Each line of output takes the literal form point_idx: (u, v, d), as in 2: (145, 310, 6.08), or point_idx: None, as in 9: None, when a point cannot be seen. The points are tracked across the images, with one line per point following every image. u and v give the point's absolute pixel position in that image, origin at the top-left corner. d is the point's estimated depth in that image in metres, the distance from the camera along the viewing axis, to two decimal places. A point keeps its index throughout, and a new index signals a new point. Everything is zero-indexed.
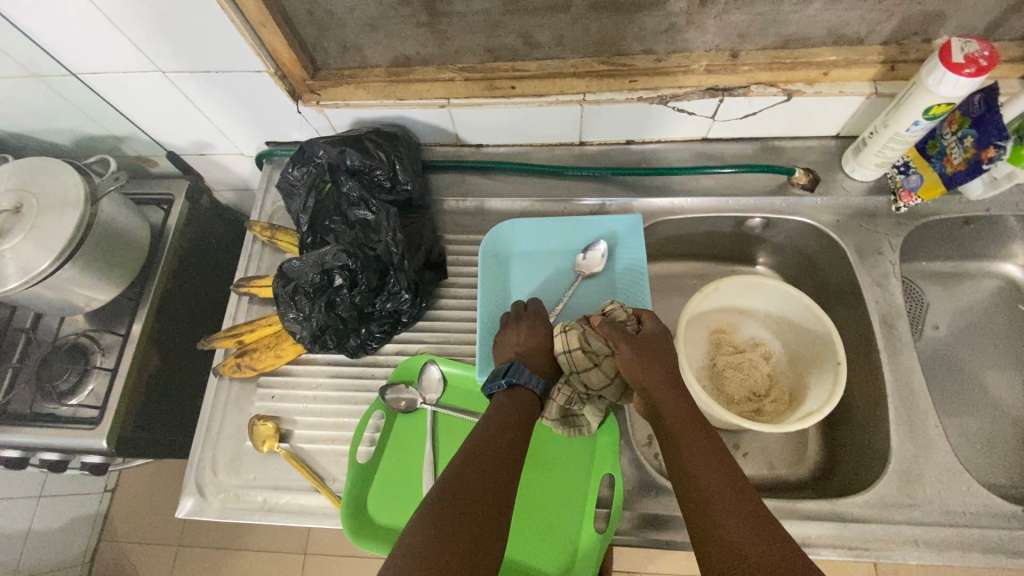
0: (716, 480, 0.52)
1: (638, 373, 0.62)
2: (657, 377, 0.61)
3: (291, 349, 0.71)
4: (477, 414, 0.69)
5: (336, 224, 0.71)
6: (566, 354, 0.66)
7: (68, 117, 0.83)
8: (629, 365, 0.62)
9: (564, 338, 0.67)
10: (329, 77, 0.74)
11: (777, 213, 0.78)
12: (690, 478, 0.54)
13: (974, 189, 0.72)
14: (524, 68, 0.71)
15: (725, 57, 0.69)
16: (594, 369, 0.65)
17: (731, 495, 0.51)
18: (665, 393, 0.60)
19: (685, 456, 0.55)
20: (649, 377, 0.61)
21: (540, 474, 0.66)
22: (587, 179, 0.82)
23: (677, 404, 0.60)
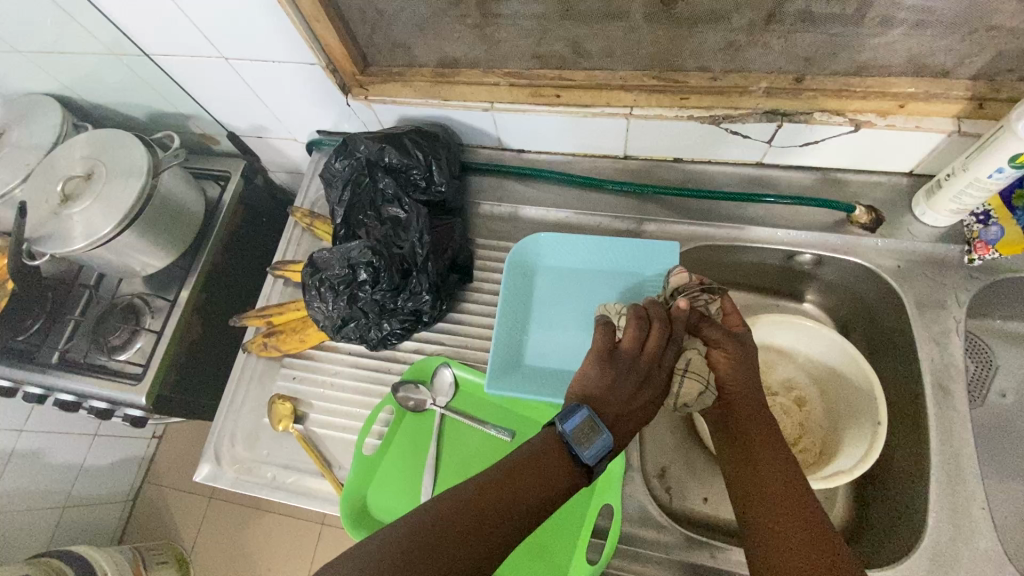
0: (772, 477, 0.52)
1: (733, 376, 0.58)
2: (744, 384, 0.57)
3: (315, 335, 0.73)
4: (485, 422, 0.68)
5: (368, 219, 0.72)
6: (704, 392, 0.56)
7: (143, 93, 0.89)
8: (731, 369, 0.58)
9: (688, 378, 0.56)
10: (378, 73, 0.75)
11: (830, 250, 0.72)
12: (756, 489, 0.52)
13: None
14: (570, 77, 0.70)
15: (789, 79, 0.64)
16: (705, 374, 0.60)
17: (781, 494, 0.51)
18: (744, 398, 0.57)
19: (755, 465, 0.54)
20: (738, 383, 0.58)
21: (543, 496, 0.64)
22: (624, 196, 0.79)
23: (755, 413, 0.57)
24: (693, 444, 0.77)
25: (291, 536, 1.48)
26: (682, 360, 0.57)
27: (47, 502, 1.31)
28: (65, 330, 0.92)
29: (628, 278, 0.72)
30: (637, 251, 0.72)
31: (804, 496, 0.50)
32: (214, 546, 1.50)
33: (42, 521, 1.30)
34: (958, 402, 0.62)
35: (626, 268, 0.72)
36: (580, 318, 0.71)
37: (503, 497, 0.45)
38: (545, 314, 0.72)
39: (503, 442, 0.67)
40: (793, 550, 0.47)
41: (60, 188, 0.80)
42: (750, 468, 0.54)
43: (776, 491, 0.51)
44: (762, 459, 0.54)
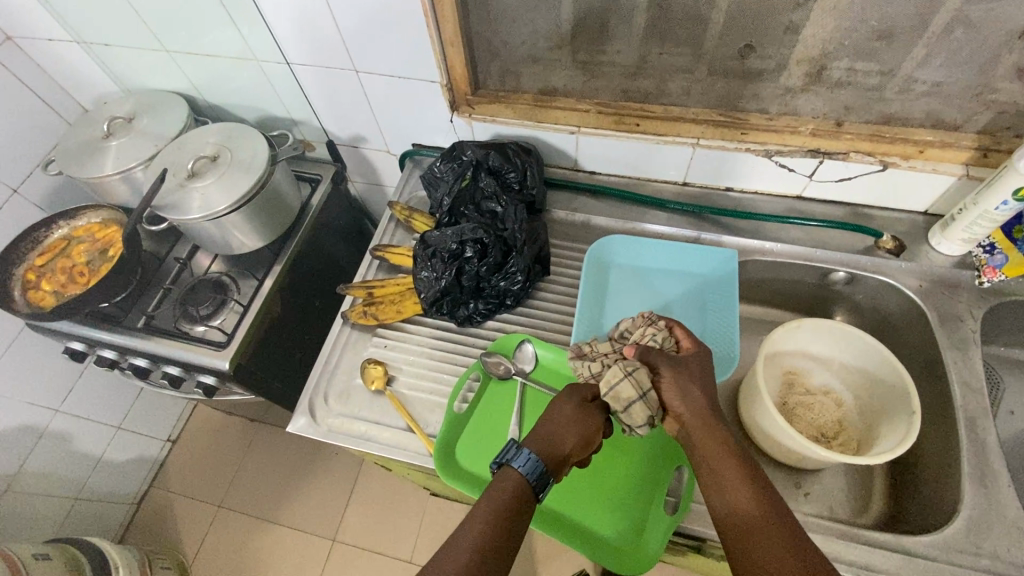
0: (749, 498, 0.52)
1: (677, 398, 0.60)
2: (695, 404, 0.59)
3: (411, 307, 0.82)
4: None
5: (470, 211, 0.84)
6: (637, 399, 0.60)
7: (264, 97, 1.03)
8: (671, 388, 0.61)
9: (631, 380, 0.61)
10: (485, 94, 0.89)
11: (861, 270, 0.84)
12: (733, 514, 0.52)
13: None
14: (650, 109, 0.83)
15: (830, 124, 0.79)
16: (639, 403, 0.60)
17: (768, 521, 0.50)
18: (701, 420, 0.58)
19: (725, 483, 0.54)
20: (687, 403, 0.60)
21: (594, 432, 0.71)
22: (684, 215, 0.91)
23: (715, 432, 0.57)
24: (739, 438, 0.85)
25: (300, 551, 1.45)
26: (630, 363, 0.62)
27: (62, 489, 1.29)
28: (155, 298, 0.99)
29: (692, 279, 0.83)
30: (700, 256, 0.83)
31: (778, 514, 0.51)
32: (218, 557, 1.45)
33: (53, 509, 1.27)
34: (982, 399, 0.72)
35: (690, 271, 0.84)
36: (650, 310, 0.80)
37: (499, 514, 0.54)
38: (618, 306, 0.81)
39: None
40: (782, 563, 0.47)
41: (189, 165, 0.90)
42: (726, 497, 0.53)
43: (748, 505, 0.52)
44: (735, 487, 0.53)
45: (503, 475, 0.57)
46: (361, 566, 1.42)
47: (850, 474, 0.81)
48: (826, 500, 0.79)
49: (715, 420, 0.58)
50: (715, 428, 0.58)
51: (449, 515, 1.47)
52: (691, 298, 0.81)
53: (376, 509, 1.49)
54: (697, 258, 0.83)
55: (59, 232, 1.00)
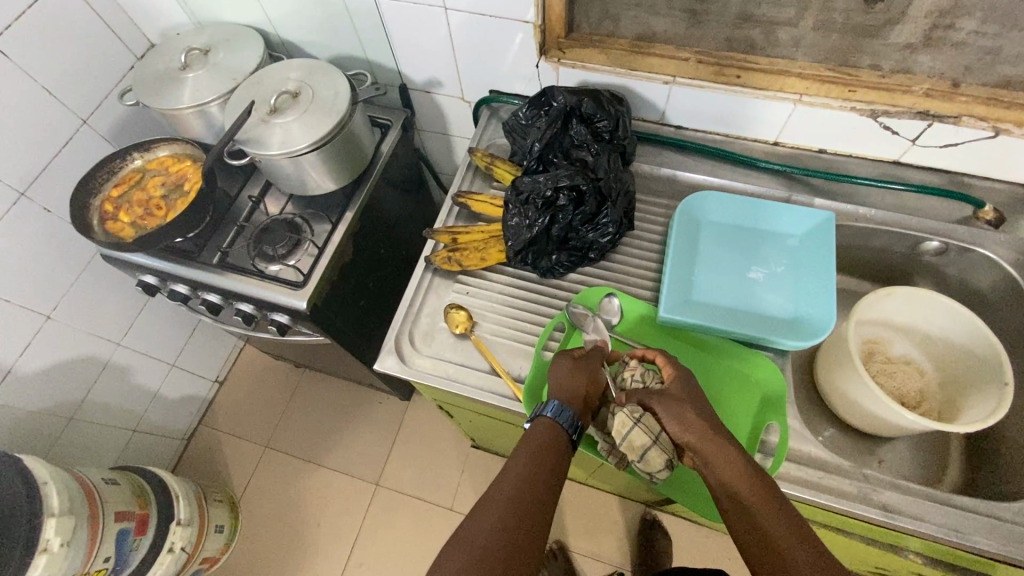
0: (753, 493, 0.54)
1: (677, 428, 0.59)
2: (693, 420, 0.58)
3: (496, 255, 0.81)
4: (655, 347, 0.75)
5: (559, 159, 0.82)
6: (651, 446, 0.59)
7: (340, 34, 1.00)
8: (670, 421, 0.59)
9: (640, 427, 0.60)
10: (578, 39, 0.86)
11: (958, 241, 0.82)
12: (738, 510, 0.54)
13: None
14: (753, 61, 0.80)
15: (947, 84, 0.76)
16: (655, 448, 0.60)
17: (772, 510, 0.53)
18: (702, 438, 0.57)
19: (725, 480, 0.55)
20: (686, 422, 0.58)
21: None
22: (773, 176, 0.89)
23: (722, 451, 0.56)
24: (815, 402, 0.85)
25: (344, 494, 1.49)
26: (635, 409, 0.61)
27: (122, 421, 1.33)
28: (228, 236, 0.99)
29: (783, 241, 0.82)
30: (794, 216, 0.81)
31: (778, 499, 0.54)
32: (266, 495, 1.50)
33: (114, 438, 1.31)
34: None
35: (781, 232, 0.82)
36: (738, 272, 0.80)
37: (542, 453, 0.60)
38: (705, 267, 0.81)
39: None
40: (794, 549, 0.50)
41: (272, 100, 0.89)
42: (751, 517, 0.53)
43: (752, 498, 0.53)
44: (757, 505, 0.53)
45: (537, 426, 0.62)
46: (403, 511, 1.46)
47: (925, 444, 0.81)
48: (902, 468, 0.80)
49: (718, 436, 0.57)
50: (727, 451, 0.56)
51: (490, 467, 1.51)
52: (780, 261, 0.80)
53: (419, 458, 1.53)
54: (788, 218, 0.81)
55: (136, 163, 1.00)
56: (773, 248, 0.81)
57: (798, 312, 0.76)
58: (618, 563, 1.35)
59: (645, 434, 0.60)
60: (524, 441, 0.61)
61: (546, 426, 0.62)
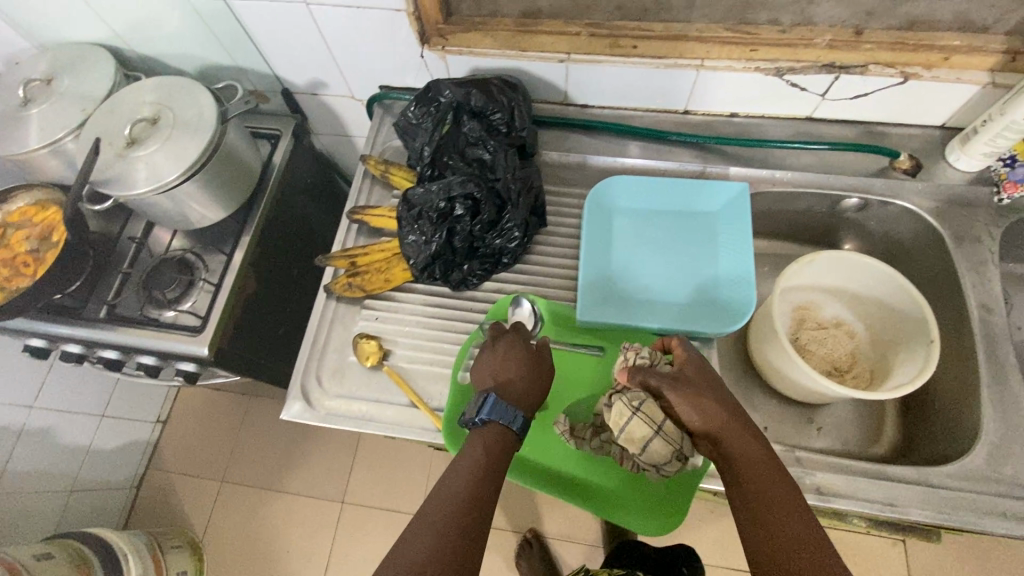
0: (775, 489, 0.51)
1: (698, 421, 0.55)
2: (720, 411, 0.55)
3: (400, 274, 0.75)
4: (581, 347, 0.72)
5: (454, 161, 0.75)
6: (654, 436, 0.57)
7: (199, 41, 0.89)
8: (691, 412, 0.55)
9: (640, 417, 0.57)
10: (459, 23, 0.78)
11: (876, 195, 0.79)
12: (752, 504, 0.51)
13: None
14: (649, 29, 0.74)
15: (849, 33, 0.71)
16: (658, 438, 0.57)
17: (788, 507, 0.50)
18: (728, 428, 0.54)
19: (743, 474, 0.52)
20: (713, 415, 0.54)
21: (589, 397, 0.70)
22: (686, 147, 0.84)
23: (747, 444, 0.54)
24: (752, 378, 0.82)
25: (310, 516, 1.45)
26: (636, 398, 0.58)
27: (54, 485, 1.25)
28: (113, 285, 0.89)
29: (699, 220, 0.78)
30: (713, 191, 0.77)
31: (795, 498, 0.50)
32: (229, 530, 1.45)
33: (48, 505, 1.24)
34: (1000, 322, 0.70)
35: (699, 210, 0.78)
36: (655, 261, 0.76)
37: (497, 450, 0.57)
38: (621, 259, 0.77)
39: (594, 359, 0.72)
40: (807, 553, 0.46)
41: (126, 131, 0.78)
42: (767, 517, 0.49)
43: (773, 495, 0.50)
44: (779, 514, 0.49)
45: (489, 430, 0.58)
46: (372, 523, 1.43)
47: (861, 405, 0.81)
48: (840, 433, 0.79)
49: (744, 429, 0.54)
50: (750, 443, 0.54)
51: None
52: (699, 241, 0.77)
53: (382, 468, 1.49)
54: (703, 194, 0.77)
55: None
56: (691, 229, 0.78)
57: (714, 295, 0.74)
58: (590, 540, 1.36)
59: (641, 423, 0.57)
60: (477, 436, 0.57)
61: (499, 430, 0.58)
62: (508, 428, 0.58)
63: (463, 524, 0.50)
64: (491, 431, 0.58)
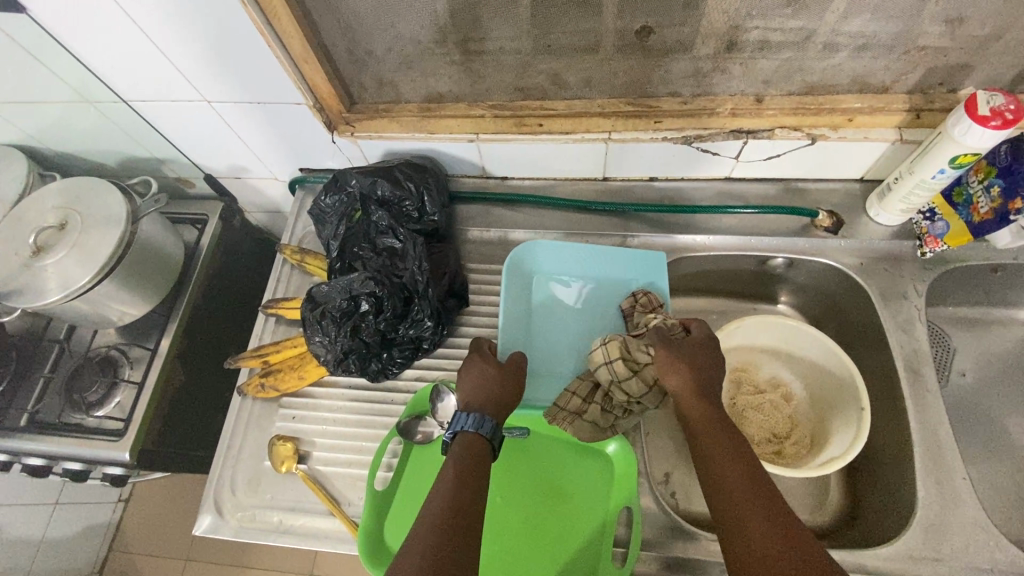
0: (737, 477, 0.51)
1: (675, 381, 0.59)
2: (691, 381, 0.59)
3: (314, 371, 0.72)
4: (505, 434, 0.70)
5: (364, 251, 0.72)
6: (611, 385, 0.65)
7: (114, 137, 0.88)
8: (670, 376, 0.60)
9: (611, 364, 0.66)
10: (364, 110, 0.77)
11: (799, 254, 0.78)
12: (719, 491, 0.51)
13: (1003, 238, 0.71)
14: (552, 106, 0.73)
15: (750, 100, 0.70)
16: (622, 386, 0.64)
17: (754, 496, 0.50)
18: (695, 402, 0.57)
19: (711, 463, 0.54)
20: (685, 382, 0.59)
21: (505, 489, 0.68)
22: (607, 215, 0.83)
23: (709, 413, 0.57)
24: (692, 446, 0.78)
25: None
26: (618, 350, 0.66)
27: None
28: (35, 390, 0.87)
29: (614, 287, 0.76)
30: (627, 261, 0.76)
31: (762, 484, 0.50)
32: None
33: None
34: (929, 383, 0.69)
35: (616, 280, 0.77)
36: (575, 335, 0.74)
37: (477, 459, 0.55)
38: (541, 335, 0.74)
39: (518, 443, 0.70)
40: (767, 540, 0.46)
41: (32, 240, 0.77)
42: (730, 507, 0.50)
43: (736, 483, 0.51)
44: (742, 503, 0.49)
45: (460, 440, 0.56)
46: None
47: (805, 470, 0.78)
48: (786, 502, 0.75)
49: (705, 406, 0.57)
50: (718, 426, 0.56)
51: None
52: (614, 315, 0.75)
53: None
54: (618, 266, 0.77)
55: None
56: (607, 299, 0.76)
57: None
58: None
59: (615, 367, 0.65)
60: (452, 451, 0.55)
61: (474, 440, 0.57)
62: (475, 435, 0.57)
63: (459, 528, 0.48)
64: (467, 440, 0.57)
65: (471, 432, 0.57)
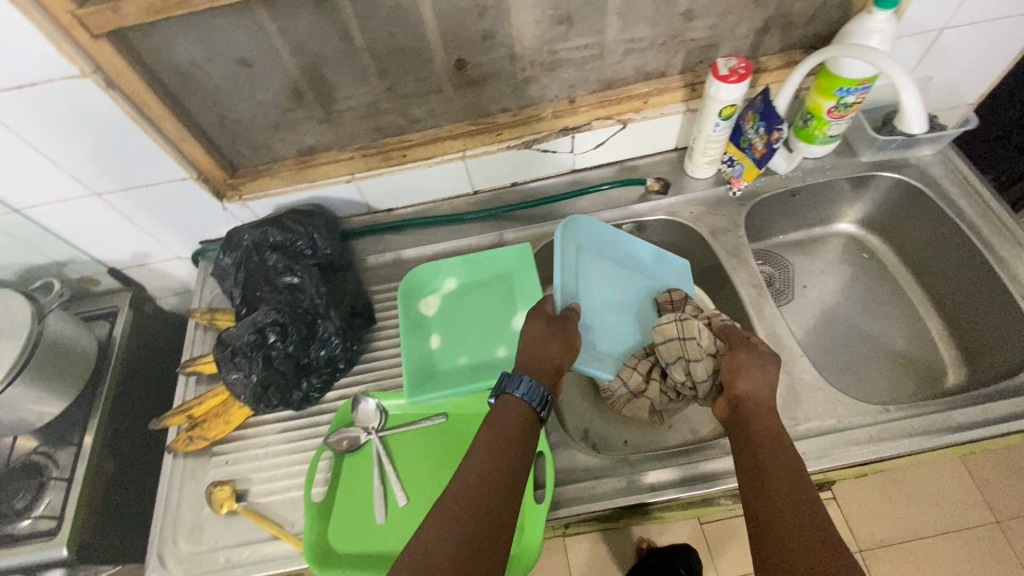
0: (785, 478, 0.56)
1: (739, 380, 0.67)
2: (758, 390, 0.65)
3: (238, 413, 0.78)
4: (424, 421, 0.76)
5: (265, 292, 0.80)
6: (690, 362, 0.73)
7: (12, 249, 0.92)
8: (726, 369, 0.69)
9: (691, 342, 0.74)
10: (247, 174, 0.87)
11: (644, 216, 0.93)
12: (763, 487, 0.56)
13: (780, 164, 0.90)
14: (409, 139, 0.86)
15: (565, 102, 0.86)
16: (699, 363, 0.73)
17: (795, 497, 0.54)
18: (760, 408, 0.64)
19: (760, 464, 0.58)
20: (752, 388, 0.66)
21: (434, 468, 0.73)
22: (483, 220, 0.95)
23: (767, 417, 0.63)
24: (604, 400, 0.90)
25: None
26: (693, 330, 0.74)
27: None
28: None
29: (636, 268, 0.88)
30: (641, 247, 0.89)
31: (804, 492, 0.54)
32: None
33: None
34: (762, 294, 0.83)
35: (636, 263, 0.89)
36: (593, 300, 0.84)
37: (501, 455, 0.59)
38: (587, 281, 0.84)
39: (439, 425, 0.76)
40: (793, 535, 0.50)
41: None
42: (768, 498, 0.55)
43: (779, 484, 0.55)
44: (780, 498, 0.54)
45: (507, 404, 0.65)
46: None
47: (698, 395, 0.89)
48: (688, 423, 0.85)
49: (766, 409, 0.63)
50: (774, 437, 0.60)
51: None
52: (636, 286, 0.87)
53: None
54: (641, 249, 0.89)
55: None
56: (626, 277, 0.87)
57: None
58: None
59: (687, 345, 0.74)
60: (489, 423, 0.63)
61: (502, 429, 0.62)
62: (524, 404, 0.64)
63: (474, 521, 0.53)
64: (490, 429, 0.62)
65: (519, 398, 0.65)
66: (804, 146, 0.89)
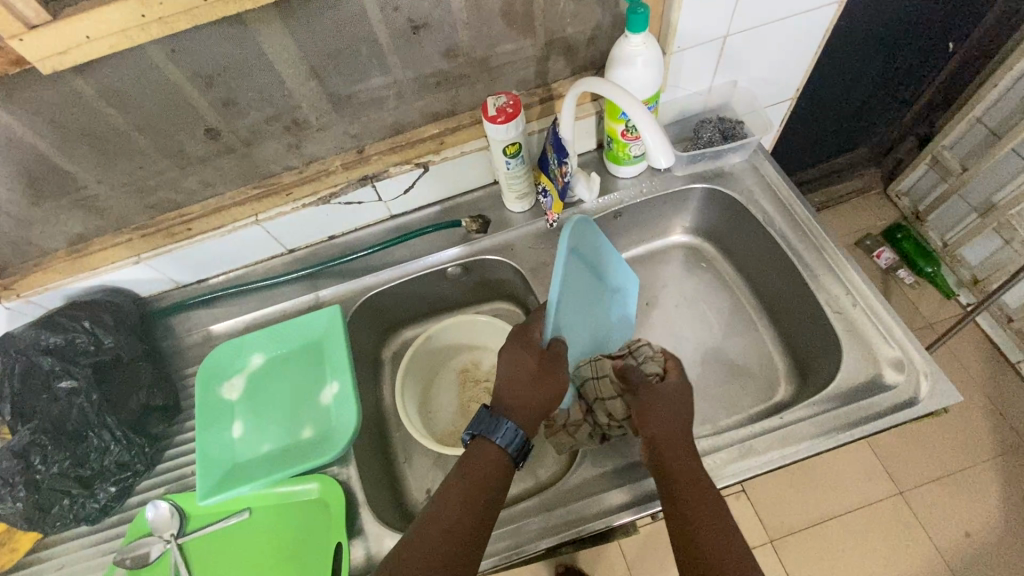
0: (714, 536, 0.54)
1: (644, 421, 0.65)
2: (666, 431, 0.63)
3: (26, 538, 0.73)
4: (224, 519, 0.72)
5: (38, 402, 0.71)
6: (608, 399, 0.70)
7: None
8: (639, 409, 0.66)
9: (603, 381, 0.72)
10: (15, 272, 0.79)
11: (465, 258, 0.88)
12: (693, 549, 0.54)
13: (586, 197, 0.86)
14: (189, 212, 0.80)
15: (353, 153, 0.81)
16: (617, 402, 0.70)
17: (727, 558, 0.52)
18: (675, 451, 0.61)
19: (687, 522, 0.56)
20: (660, 429, 0.63)
21: (233, 571, 0.69)
22: (297, 281, 0.89)
23: (683, 459, 0.61)
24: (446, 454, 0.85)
25: None
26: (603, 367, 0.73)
27: None
28: None
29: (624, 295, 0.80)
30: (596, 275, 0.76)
31: (734, 548, 0.53)
32: None
33: None
34: None
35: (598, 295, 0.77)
36: None
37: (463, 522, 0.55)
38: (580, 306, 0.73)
39: (243, 522, 0.72)
40: None
41: None
42: (704, 563, 0.53)
43: (711, 543, 0.54)
44: (716, 561, 0.52)
45: (484, 450, 0.60)
46: None
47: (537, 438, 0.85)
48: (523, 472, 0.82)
49: (685, 446, 0.62)
50: (698, 484, 0.59)
51: None
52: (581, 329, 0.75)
53: None
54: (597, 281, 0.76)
55: None
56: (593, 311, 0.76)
57: (346, 391, 0.77)
58: None
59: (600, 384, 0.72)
60: (462, 466, 0.60)
61: (468, 488, 0.57)
62: (503, 450, 0.60)
63: None
64: (457, 489, 0.58)
65: (501, 445, 0.60)
66: (614, 168, 0.87)
